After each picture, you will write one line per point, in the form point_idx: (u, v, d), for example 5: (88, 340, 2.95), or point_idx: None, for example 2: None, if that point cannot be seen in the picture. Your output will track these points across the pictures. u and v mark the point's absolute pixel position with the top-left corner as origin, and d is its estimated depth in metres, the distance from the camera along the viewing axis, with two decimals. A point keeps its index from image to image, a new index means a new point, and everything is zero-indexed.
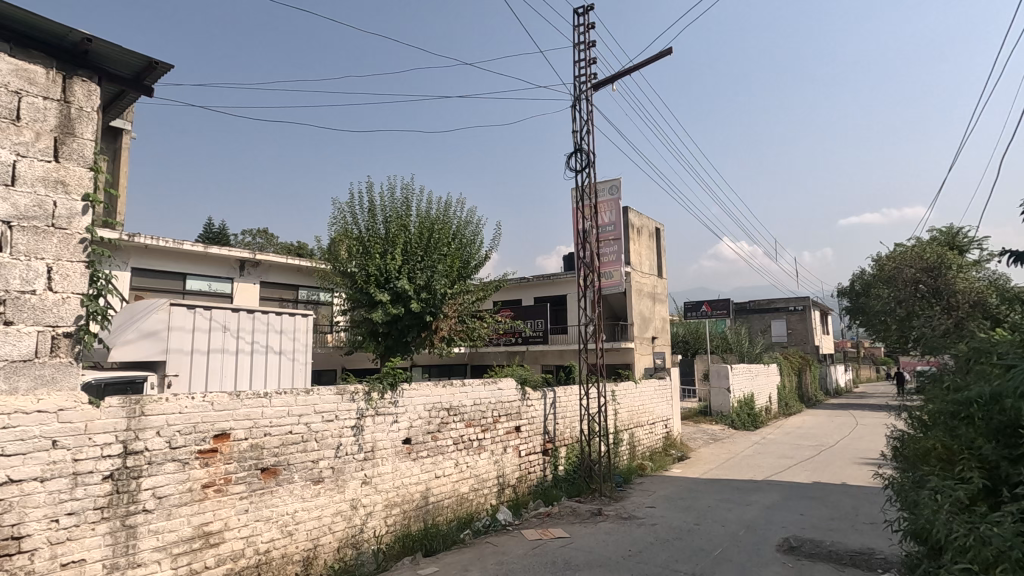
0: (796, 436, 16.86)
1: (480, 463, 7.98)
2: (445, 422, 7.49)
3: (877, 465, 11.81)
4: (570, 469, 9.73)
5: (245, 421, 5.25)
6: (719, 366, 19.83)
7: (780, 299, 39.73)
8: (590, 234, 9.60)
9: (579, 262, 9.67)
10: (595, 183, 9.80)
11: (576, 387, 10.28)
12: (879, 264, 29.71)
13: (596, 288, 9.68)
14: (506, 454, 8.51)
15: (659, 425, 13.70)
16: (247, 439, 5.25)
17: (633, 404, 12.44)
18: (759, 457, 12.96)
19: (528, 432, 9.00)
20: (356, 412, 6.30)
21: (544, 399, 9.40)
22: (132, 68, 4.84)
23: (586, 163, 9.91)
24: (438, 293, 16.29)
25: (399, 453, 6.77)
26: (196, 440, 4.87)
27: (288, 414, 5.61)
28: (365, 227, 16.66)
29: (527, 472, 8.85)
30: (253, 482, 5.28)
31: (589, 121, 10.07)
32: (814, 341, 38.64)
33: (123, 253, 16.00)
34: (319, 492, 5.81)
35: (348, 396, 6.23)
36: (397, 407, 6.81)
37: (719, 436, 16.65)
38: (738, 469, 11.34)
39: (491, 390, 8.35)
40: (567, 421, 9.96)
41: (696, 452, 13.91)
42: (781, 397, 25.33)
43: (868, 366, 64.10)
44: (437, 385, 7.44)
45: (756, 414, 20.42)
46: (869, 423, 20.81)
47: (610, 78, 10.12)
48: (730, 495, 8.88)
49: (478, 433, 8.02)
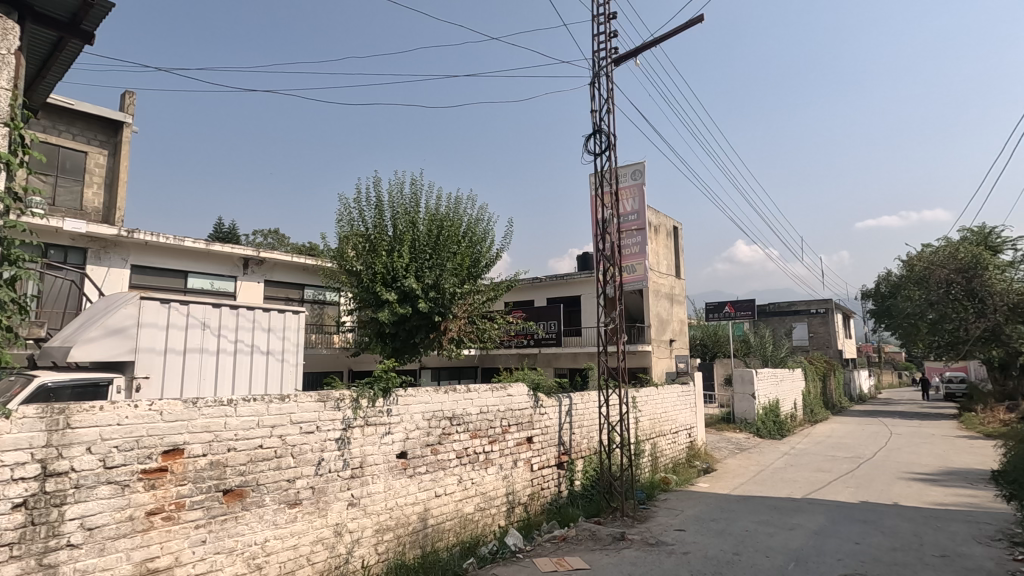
0: (828, 446, 15.69)
1: (487, 479, 7.06)
2: (447, 433, 6.58)
3: (926, 481, 10.68)
4: (587, 485, 8.79)
5: (203, 434, 4.39)
6: (743, 370, 18.71)
7: (802, 301, 38.42)
8: (610, 223, 8.65)
9: (599, 255, 8.78)
10: (616, 167, 8.84)
11: (593, 393, 9.32)
12: (909, 265, 28.37)
13: (617, 284, 8.71)
14: (516, 468, 7.58)
15: (682, 434, 12.68)
16: (205, 456, 4.39)
17: (655, 411, 11.46)
18: (793, 470, 11.88)
19: (542, 443, 8.07)
20: (342, 422, 5.42)
21: (559, 407, 8.48)
22: (65, 7, 4.01)
23: (607, 146, 8.94)
24: (446, 293, 15.51)
25: (393, 469, 5.88)
26: (140, 458, 4.02)
27: (258, 425, 4.74)
28: (372, 224, 15.80)
29: (540, 488, 7.92)
30: (213, 507, 4.41)
31: (610, 98, 9.10)
32: (837, 345, 37.29)
33: (123, 249, 15.35)
34: (295, 517, 4.93)
35: (332, 404, 5.35)
36: (392, 416, 5.92)
37: (745, 446, 15.57)
38: (772, 485, 10.28)
39: (500, 396, 7.44)
40: (584, 431, 9.01)
41: (722, 463, 12.87)
42: (806, 404, 24.10)
43: (890, 370, 62.38)
44: (438, 391, 6.56)
45: (782, 421, 19.27)
46: (904, 432, 19.53)
47: (632, 52, 9.17)
48: (768, 517, 7.86)
49: (485, 446, 7.11)
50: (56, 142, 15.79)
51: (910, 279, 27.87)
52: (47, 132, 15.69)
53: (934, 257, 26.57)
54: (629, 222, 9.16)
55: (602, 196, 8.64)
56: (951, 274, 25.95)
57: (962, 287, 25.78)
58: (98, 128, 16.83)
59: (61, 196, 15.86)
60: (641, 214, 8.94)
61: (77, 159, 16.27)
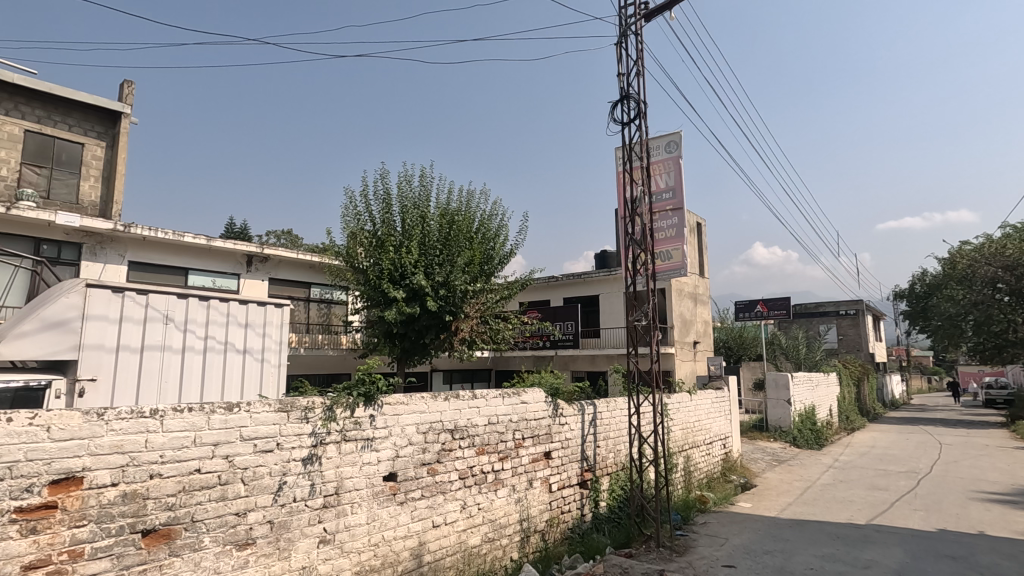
0: (875, 458, 14.25)
1: (497, 503, 5.88)
2: (448, 450, 5.43)
3: (1006, 503, 9.23)
4: (614, 506, 7.57)
5: (113, 457, 3.27)
6: (776, 374, 17.28)
7: (831, 302, 36.64)
8: (642, 202, 7.42)
9: (628, 239, 7.56)
10: (646, 139, 7.63)
11: (621, 400, 8.08)
12: (948, 264, 26.65)
13: (650, 273, 7.43)
14: (531, 489, 6.38)
15: (717, 444, 11.39)
16: (117, 486, 3.29)
17: (687, 420, 10.20)
18: (845, 487, 10.49)
19: (561, 459, 6.88)
20: (311, 439, 4.28)
21: (582, 416, 7.28)
22: None
23: (636, 113, 7.75)
24: (457, 290, 14.33)
25: (379, 496, 4.74)
26: (16, 491, 2.94)
27: (193, 444, 3.62)
28: (379, 219, 14.67)
29: (559, 512, 6.73)
30: (126, 556, 3.29)
31: (638, 60, 7.93)
32: (869, 348, 35.50)
33: (119, 245, 14.49)
34: (246, 561, 3.81)
35: (297, 414, 4.21)
36: (377, 429, 4.77)
37: (783, 457, 14.17)
38: (826, 506, 8.94)
39: (512, 403, 6.26)
40: (611, 443, 7.79)
41: (761, 478, 11.52)
42: (842, 410, 22.49)
43: (919, 374, 59.78)
44: (436, 398, 5.40)
45: (819, 429, 17.77)
46: (955, 442, 17.91)
47: (664, 8, 7.99)
48: (835, 551, 6.56)
49: (494, 463, 5.93)
50: (51, 133, 14.95)
51: (953, 278, 26.09)
52: (41, 122, 14.83)
53: (977, 254, 24.82)
54: (663, 201, 7.87)
55: (631, 171, 7.43)
56: (996, 272, 24.13)
57: (1010, 286, 23.96)
58: (95, 119, 15.95)
59: (56, 189, 15.04)
60: (678, 190, 7.64)
61: (73, 151, 15.44)
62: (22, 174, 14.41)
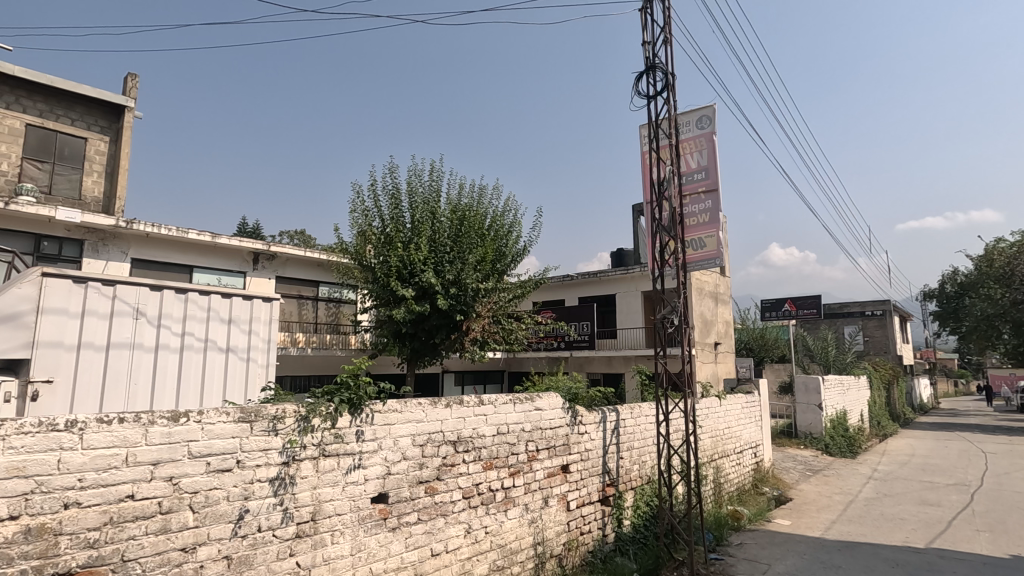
0: (917, 468, 13.22)
1: (508, 525, 5.10)
2: (449, 465, 4.66)
3: None
4: (639, 525, 6.74)
5: (10, 483, 2.54)
6: (806, 378, 16.34)
7: (856, 302, 35.30)
8: (671, 183, 6.60)
9: (656, 226, 6.73)
10: (675, 114, 6.84)
11: (645, 407, 7.25)
12: (982, 262, 25.39)
13: (681, 263, 6.59)
14: (547, 508, 5.59)
15: (747, 453, 10.49)
16: (17, 519, 2.56)
17: (717, 427, 9.34)
18: (891, 502, 9.53)
19: (581, 473, 6.07)
20: (281, 455, 3.54)
21: (603, 425, 6.48)
22: None
23: (663, 85, 6.94)
24: (469, 289, 13.59)
25: (367, 521, 3.99)
26: None
27: (123, 464, 2.88)
28: (388, 215, 13.92)
29: (578, 533, 5.92)
30: None
31: (665, 27, 7.13)
32: (896, 350, 34.08)
33: (122, 241, 13.85)
34: None
35: (262, 426, 3.47)
36: (364, 443, 4.02)
37: (816, 466, 13.18)
38: (876, 525, 8.01)
39: (526, 410, 5.49)
40: (635, 454, 6.97)
41: (796, 490, 10.56)
42: (873, 415, 21.38)
43: (945, 377, 57.70)
44: (436, 404, 4.63)
45: (852, 436, 16.72)
46: (999, 450, 16.73)
47: None
48: None
49: (503, 479, 5.15)
50: (53, 127, 13.71)
51: (989, 277, 24.81)
52: (43, 115, 13.63)
53: (1016, 251, 23.53)
54: (694, 183, 7.02)
55: (659, 149, 6.62)
56: None
57: None
58: (99, 112, 14.64)
59: (59, 185, 13.79)
60: (711, 169, 6.79)
61: (75, 146, 14.12)
62: (23, 169, 13.21)
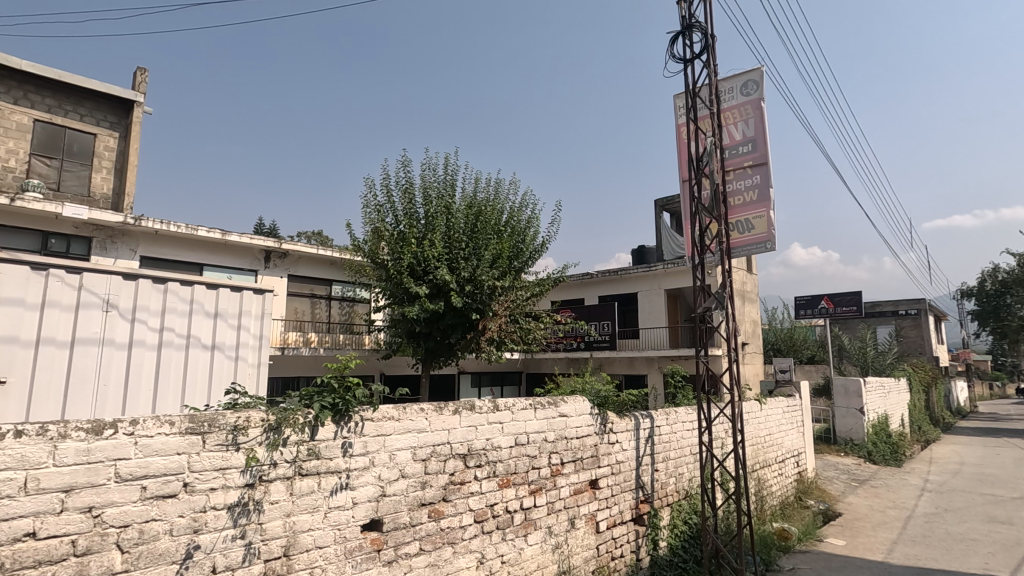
0: (974, 479, 12.10)
1: (528, 553, 4.33)
2: (459, 482, 3.91)
3: None
4: (677, 547, 5.89)
5: None
6: (846, 380, 15.04)
7: (889, 301, 33.75)
8: (711, 156, 5.78)
9: (694, 204, 5.88)
10: (715, 79, 6.03)
11: (682, 412, 6.42)
12: None
13: (725, 247, 5.74)
14: (573, 531, 4.80)
15: (790, 462, 9.57)
16: None
17: (758, 434, 8.47)
18: (956, 520, 8.51)
19: (611, 488, 5.27)
20: (243, 477, 2.82)
21: (637, 433, 5.68)
22: None
23: (702, 46, 6.11)
24: (485, 287, 12.81)
25: (357, 555, 3.25)
26: None
27: (15, 493, 2.16)
28: (402, 211, 13.24)
29: (609, 559, 5.11)
30: None
31: None
32: (933, 351, 32.46)
33: (130, 240, 13.26)
34: None
35: (218, 438, 2.75)
36: (353, 460, 3.29)
37: (862, 476, 12.15)
38: (945, 548, 7.03)
39: (548, 416, 4.71)
40: (672, 465, 6.14)
41: (845, 503, 9.59)
42: (914, 420, 20.11)
43: (980, 380, 55.37)
44: (442, 411, 3.87)
45: (896, 442, 15.60)
46: None
47: None
48: None
49: (523, 498, 4.38)
50: (62, 123, 13.25)
51: None
52: (51, 110, 13.15)
53: None
54: (737, 157, 6.15)
55: (697, 119, 5.82)
56: None
57: None
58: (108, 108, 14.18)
59: (67, 181, 13.32)
60: (759, 140, 5.93)
61: (83, 142, 13.64)
62: (31, 166, 12.74)
